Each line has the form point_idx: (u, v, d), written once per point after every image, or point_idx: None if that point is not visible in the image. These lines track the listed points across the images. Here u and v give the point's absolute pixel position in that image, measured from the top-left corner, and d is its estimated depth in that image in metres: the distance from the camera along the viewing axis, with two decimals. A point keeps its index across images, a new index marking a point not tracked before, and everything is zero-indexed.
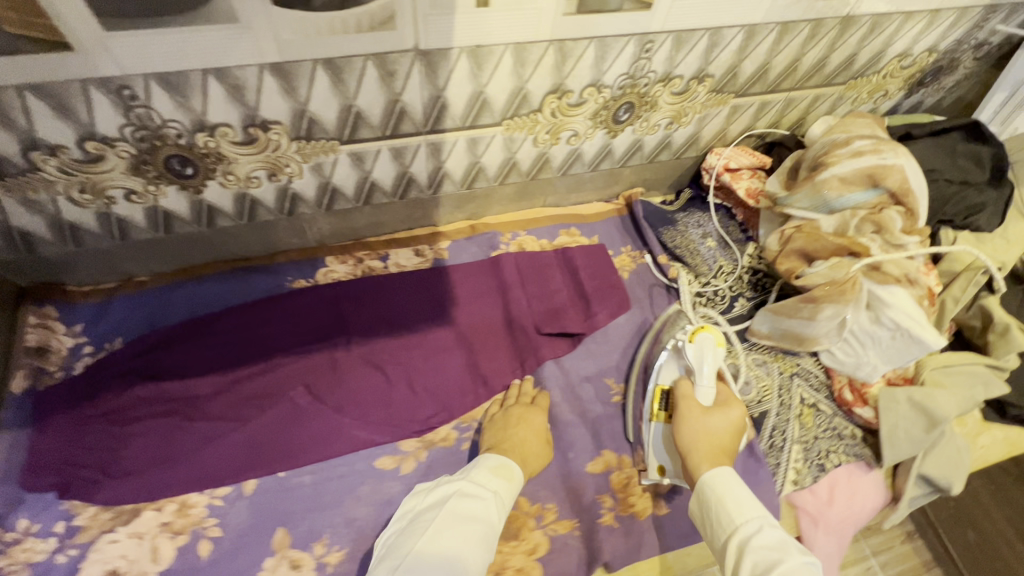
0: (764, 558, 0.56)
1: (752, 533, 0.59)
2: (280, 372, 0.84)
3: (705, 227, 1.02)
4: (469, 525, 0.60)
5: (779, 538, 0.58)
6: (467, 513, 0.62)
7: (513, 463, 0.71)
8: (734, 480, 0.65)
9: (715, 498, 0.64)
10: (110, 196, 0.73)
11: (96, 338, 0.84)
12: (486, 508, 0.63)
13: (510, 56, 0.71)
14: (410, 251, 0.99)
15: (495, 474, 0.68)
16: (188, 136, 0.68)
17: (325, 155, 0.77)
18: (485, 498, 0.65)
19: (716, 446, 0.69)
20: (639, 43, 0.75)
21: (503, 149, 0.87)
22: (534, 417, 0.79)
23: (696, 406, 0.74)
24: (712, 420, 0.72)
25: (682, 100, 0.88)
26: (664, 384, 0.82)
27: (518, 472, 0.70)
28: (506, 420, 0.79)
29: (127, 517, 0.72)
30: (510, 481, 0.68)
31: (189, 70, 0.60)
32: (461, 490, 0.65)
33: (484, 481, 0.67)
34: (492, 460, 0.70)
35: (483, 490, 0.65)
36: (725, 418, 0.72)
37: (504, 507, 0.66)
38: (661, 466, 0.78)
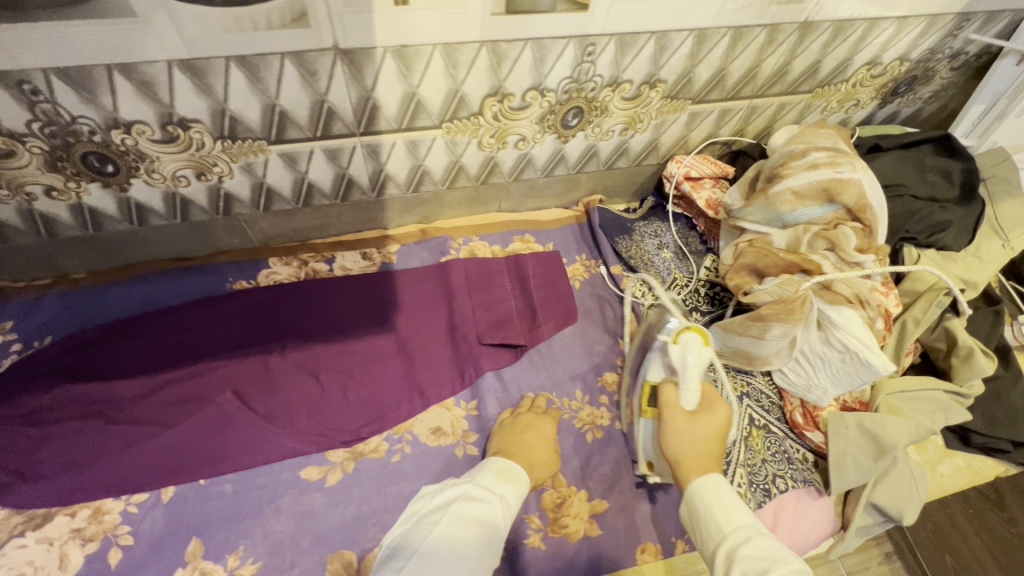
0: (753, 566, 0.49)
1: (742, 542, 0.52)
2: (209, 376, 0.81)
3: (662, 237, 1.00)
4: (478, 528, 0.60)
5: (770, 546, 0.51)
6: (475, 516, 0.61)
7: (521, 471, 0.70)
8: (724, 487, 0.58)
9: (701, 506, 0.57)
10: (29, 191, 0.71)
11: (25, 335, 0.82)
12: (494, 511, 0.63)
13: (440, 57, 0.68)
14: (358, 254, 0.97)
15: (501, 477, 0.68)
16: (103, 133, 0.65)
17: (254, 155, 0.75)
18: (493, 500, 0.64)
19: (704, 454, 0.61)
20: (580, 45, 0.71)
21: (447, 152, 0.84)
22: (545, 425, 0.80)
23: (678, 411, 0.65)
24: (698, 426, 0.63)
25: (635, 105, 0.85)
26: (651, 381, 0.75)
27: (524, 476, 0.70)
28: (512, 426, 0.79)
29: (39, 522, 0.70)
30: (517, 484, 0.68)
31: (91, 65, 0.57)
32: (467, 492, 0.64)
33: (491, 484, 0.66)
34: (498, 463, 0.70)
35: (490, 493, 0.65)
36: (710, 423, 0.63)
37: (512, 511, 0.66)
38: (650, 462, 0.77)
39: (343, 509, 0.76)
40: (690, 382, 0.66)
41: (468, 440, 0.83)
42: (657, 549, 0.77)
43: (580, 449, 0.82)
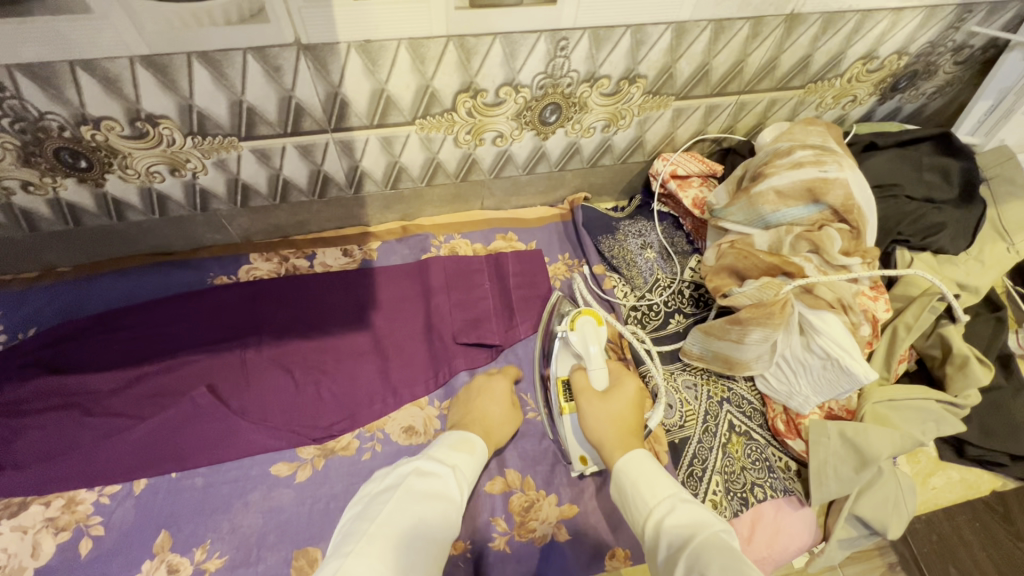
0: (678, 534, 0.52)
1: (666, 512, 0.56)
2: (183, 370, 0.82)
3: (646, 237, 0.97)
4: (434, 503, 0.58)
5: (690, 512, 0.55)
6: (430, 492, 0.59)
7: (477, 439, 0.70)
8: (649, 460, 0.63)
9: (629, 483, 0.61)
10: (6, 186, 0.72)
11: (11, 326, 0.84)
12: (449, 485, 0.61)
13: (407, 52, 0.67)
14: (339, 250, 0.96)
15: (456, 449, 0.67)
16: (73, 129, 0.66)
17: (227, 152, 0.75)
18: (448, 474, 0.62)
19: (621, 427, 0.69)
20: (552, 40, 0.70)
21: (422, 149, 0.83)
22: (496, 388, 0.81)
23: (591, 394, 0.73)
24: (612, 402, 0.72)
25: (615, 101, 0.83)
26: (561, 376, 0.79)
27: (480, 445, 0.69)
28: (469, 393, 0.81)
29: (14, 510, 0.72)
30: (472, 455, 0.67)
31: (54, 62, 0.58)
32: (421, 467, 0.62)
33: (445, 458, 0.65)
34: (454, 436, 0.69)
35: (445, 466, 0.63)
36: (620, 398, 0.72)
37: (468, 483, 0.64)
38: (583, 456, 0.76)
39: (311, 506, 0.76)
40: (597, 364, 0.75)
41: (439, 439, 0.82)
42: (626, 554, 0.75)
43: (552, 451, 0.81)
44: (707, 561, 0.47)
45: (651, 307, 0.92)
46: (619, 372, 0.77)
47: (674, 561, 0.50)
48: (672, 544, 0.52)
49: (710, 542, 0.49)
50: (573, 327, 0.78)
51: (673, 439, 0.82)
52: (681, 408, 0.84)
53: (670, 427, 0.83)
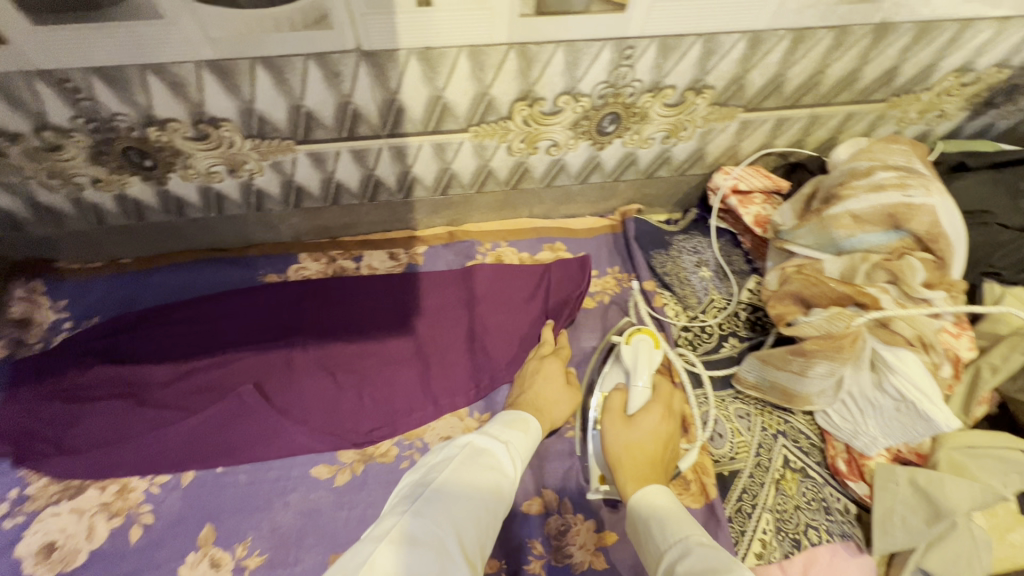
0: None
1: (680, 556, 0.49)
2: (233, 367, 0.84)
3: (702, 254, 0.92)
4: (490, 475, 0.55)
5: (705, 556, 0.48)
6: (485, 465, 0.55)
7: (533, 419, 0.66)
8: (664, 496, 0.57)
9: (643, 522, 0.56)
10: (78, 182, 0.75)
11: (77, 314, 0.88)
12: (504, 461, 0.58)
13: (466, 60, 0.65)
14: (386, 253, 0.96)
15: (512, 425, 0.63)
16: (140, 130, 0.68)
17: (283, 154, 0.75)
18: (503, 450, 0.59)
19: (639, 459, 0.62)
20: (617, 48, 0.67)
21: (475, 156, 0.82)
22: (548, 367, 0.77)
23: (617, 418, 0.68)
24: (634, 430, 0.65)
25: (679, 112, 0.79)
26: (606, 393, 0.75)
27: (535, 425, 0.65)
28: (524, 375, 0.78)
29: (74, 492, 0.75)
30: (526, 434, 0.63)
31: (127, 66, 0.59)
32: (475, 440, 0.58)
33: (499, 434, 0.60)
34: (509, 414, 0.66)
35: (499, 442, 0.59)
36: (647, 428, 0.65)
37: (522, 462, 0.60)
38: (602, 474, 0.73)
39: (348, 512, 0.75)
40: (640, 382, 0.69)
41: None
42: None
43: (577, 471, 0.78)
44: None
45: (704, 329, 0.86)
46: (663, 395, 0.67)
47: None
48: None
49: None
50: (628, 342, 0.73)
51: (722, 471, 0.77)
52: (732, 438, 0.79)
53: (719, 458, 0.77)
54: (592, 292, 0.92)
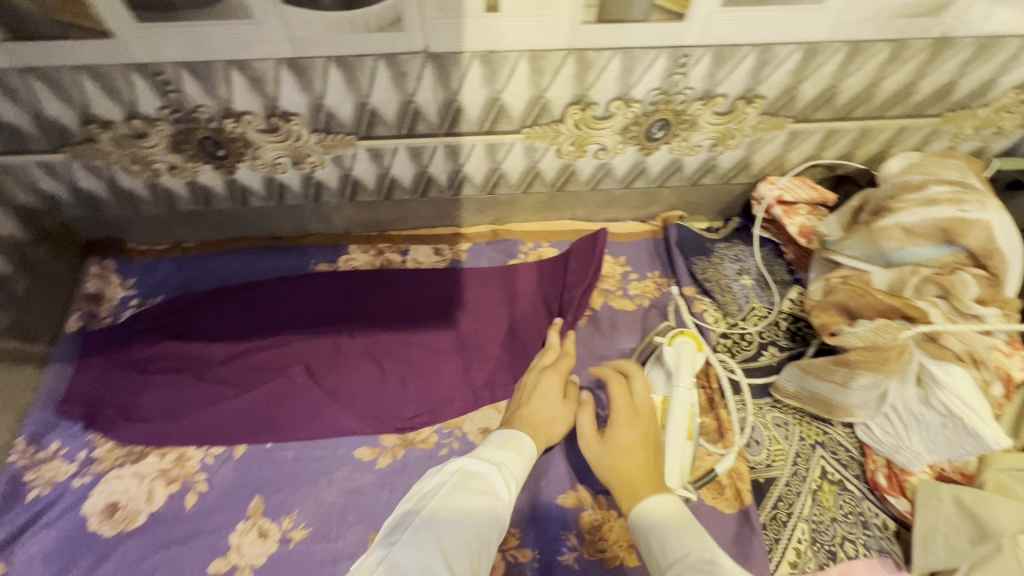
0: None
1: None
2: (285, 349, 0.88)
3: (743, 262, 0.93)
4: (480, 498, 0.57)
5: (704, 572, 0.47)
6: (475, 488, 0.57)
7: (526, 437, 0.67)
8: (662, 512, 0.56)
9: (646, 539, 0.55)
10: (155, 168, 0.80)
11: (143, 293, 0.93)
12: (496, 483, 0.59)
13: (526, 63, 0.68)
14: (431, 249, 0.99)
15: (504, 447, 0.65)
16: (218, 121, 0.72)
17: (345, 149, 0.79)
18: (493, 473, 0.60)
19: (618, 474, 0.62)
20: (672, 57, 0.68)
21: (525, 157, 0.84)
22: (544, 384, 0.76)
23: (591, 439, 0.68)
24: (605, 448, 0.65)
25: (728, 120, 0.80)
26: None
27: (529, 445, 0.67)
28: (522, 392, 0.77)
29: (136, 457, 0.80)
30: (519, 453, 0.65)
31: (214, 61, 0.64)
32: (465, 465, 0.60)
33: (489, 457, 0.62)
34: (502, 435, 0.67)
35: (490, 464, 0.61)
36: (614, 443, 0.65)
37: (515, 483, 0.62)
38: None
39: (389, 494, 0.78)
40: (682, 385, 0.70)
41: None
42: None
43: None
44: None
45: (743, 336, 0.86)
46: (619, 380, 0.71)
47: None
48: None
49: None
50: (670, 343, 0.74)
51: (758, 478, 0.77)
52: (769, 446, 0.79)
53: (756, 465, 0.78)
54: (632, 295, 0.93)
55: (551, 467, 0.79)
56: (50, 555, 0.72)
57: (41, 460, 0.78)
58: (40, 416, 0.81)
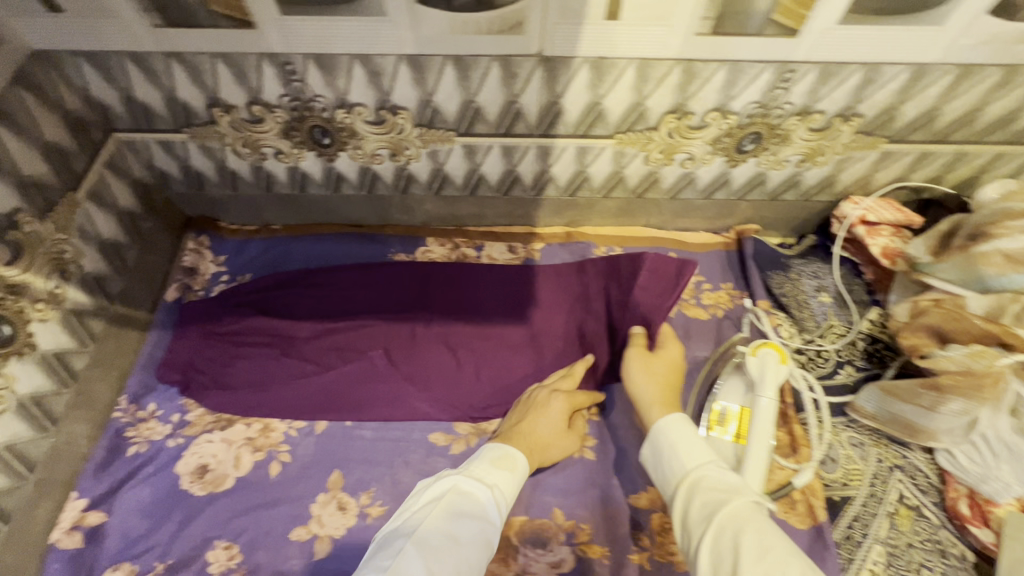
0: (712, 496, 0.55)
1: (704, 477, 0.58)
2: (366, 332, 0.92)
3: (822, 280, 0.92)
4: (473, 524, 0.57)
5: (729, 479, 0.57)
6: (465, 511, 0.58)
7: (517, 454, 0.68)
8: (688, 425, 0.65)
9: (667, 445, 0.63)
10: (263, 152, 0.85)
11: (233, 270, 0.98)
12: (487, 505, 0.60)
13: (633, 71, 0.70)
14: (505, 246, 1.02)
15: (495, 465, 0.65)
16: (331, 111, 0.76)
17: (441, 144, 0.83)
18: (485, 493, 0.61)
19: (662, 385, 0.75)
20: (778, 71, 0.69)
21: (612, 162, 0.86)
22: (553, 407, 0.78)
23: (640, 355, 0.80)
24: (654, 365, 0.78)
25: (821, 137, 0.80)
26: (724, 401, 0.78)
27: (521, 462, 0.67)
28: (530, 405, 0.80)
29: (224, 424, 0.84)
30: (512, 473, 0.65)
31: (340, 54, 0.68)
32: (458, 486, 0.60)
33: (484, 478, 0.62)
34: (495, 450, 0.67)
35: (484, 488, 0.61)
36: (666, 360, 0.79)
37: (506, 504, 0.62)
38: None
39: None
40: (765, 394, 0.71)
41: (584, 443, 0.83)
42: None
43: None
44: (748, 527, 0.50)
45: (820, 353, 0.86)
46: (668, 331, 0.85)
47: (705, 517, 0.53)
48: (708, 503, 0.54)
49: (746, 507, 0.52)
50: (753, 353, 0.74)
51: (832, 496, 0.76)
52: (845, 465, 0.78)
53: (830, 482, 0.77)
54: (706, 305, 0.93)
55: (624, 467, 0.81)
56: (146, 508, 0.77)
57: (139, 419, 0.82)
58: (141, 378, 0.86)
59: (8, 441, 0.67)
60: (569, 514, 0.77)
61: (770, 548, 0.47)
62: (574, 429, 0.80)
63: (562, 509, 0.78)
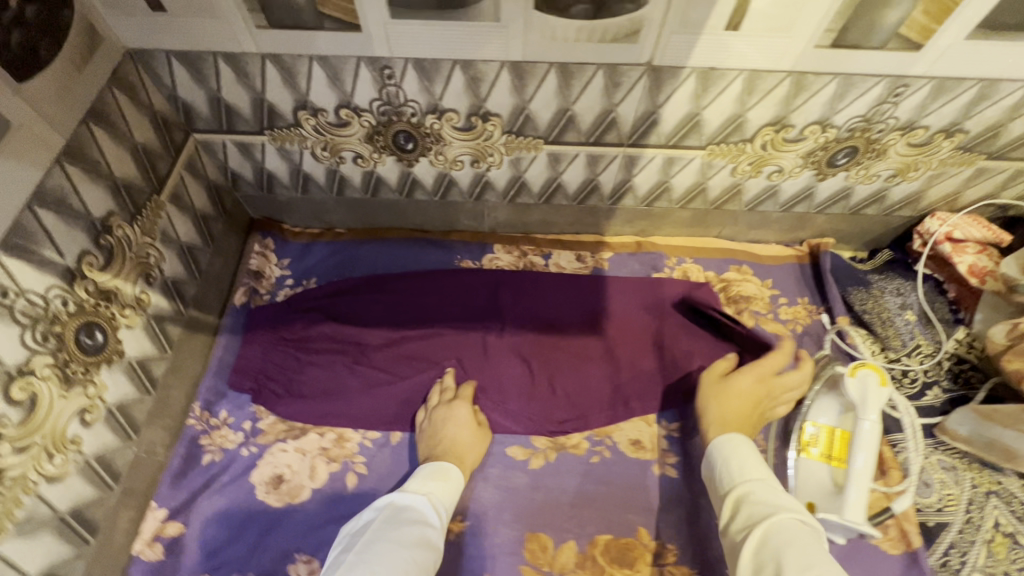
0: (758, 510, 0.57)
1: (750, 490, 0.60)
2: (437, 341, 0.90)
3: (906, 297, 0.90)
4: (412, 528, 0.63)
5: (773, 493, 0.59)
6: (406, 519, 0.64)
7: (449, 466, 0.74)
8: (744, 443, 0.67)
9: (719, 462, 0.66)
10: (342, 156, 0.83)
11: (298, 274, 0.96)
12: (425, 511, 0.66)
13: (741, 82, 0.68)
14: (573, 255, 1.00)
15: (430, 477, 0.72)
16: (420, 116, 0.74)
17: (526, 152, 0.81)
18: (422, 501, 0.67)
19: (726, 412, 0.74)
20: (890, 86, 0.67)
21: (698, 173, 0.84)
22: (460, 416, 0.80)
23: (712, 379, 0.79)
24: (725, 391, 0.76)
25: (919, 153, 0.78)
26: (815, 421, 0.77)
27: (452, 472, 0.73)
28: (432, 425, 0.80)
29: (297, 433, 0.82)
30: (446, 481, 0.72)
31: (443, 59, 0.66)
32: (395, 500, 0.67)
33: (417, 488, 0.69)
34: (429, 466, 0.74)
35: (419, 496, 0.67)
36: (740, 388, 0.76)
37: (444, 508, 0.69)
38: (810, 502, 0.72)
39: (543, 497, 0.79)
40: (868, 418, 0.69)
41: (666, 460, 0.81)
42: None
43: None
44: (784, 539, 0.52)
45: (907, 373, 0.85)
46: (790, 347, 0.81)
47: (748, 529, 0.56)
48: (751, 515, 0.57)
49: (789, 522, 0.54)
50: (851, 373, 0.72)
51: (927, 521, 0.75)
52: (939, 490, 0.77)
53: (925, 507, 0.76)
54: (784, 320, 0.92)
55: None
56: (223, 519, 0.75)
57: (212, 426, 0.81)
58: (212, 384, 0.84)
59: (98, 452, 0.65)
60: (656, 534, 0.76)
61: (812, 561, 0.48)
62: (484, 426, 0.83)
63: (647, 529, 0.77)
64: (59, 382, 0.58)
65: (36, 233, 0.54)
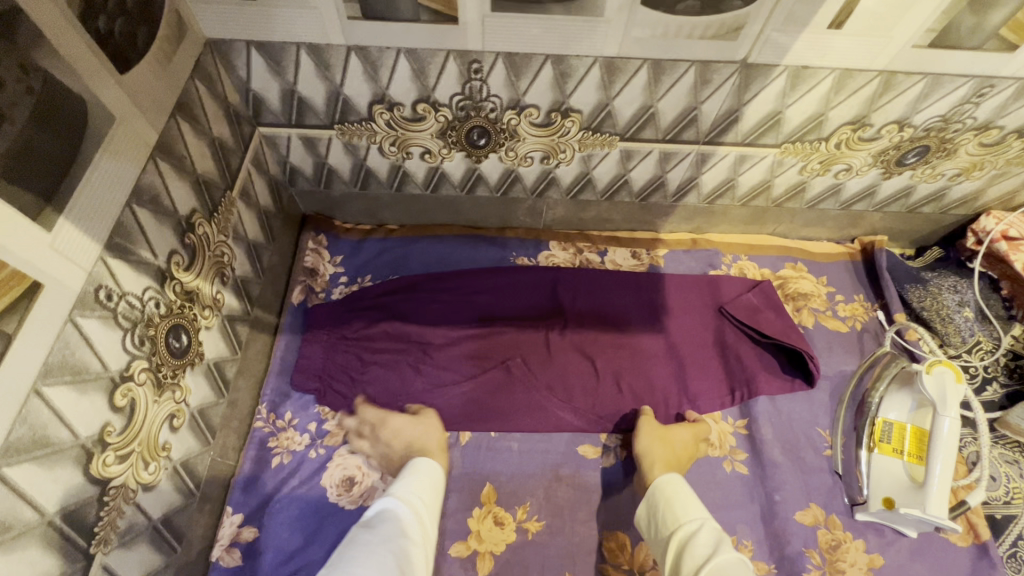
0: (700, 551, 0.56)
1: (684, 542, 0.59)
2: (497, 341, 0.86)
3: (964, 294, 0.92)
4: (387, 525, 0.59)
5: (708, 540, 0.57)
6: (377, 521, 0.60)
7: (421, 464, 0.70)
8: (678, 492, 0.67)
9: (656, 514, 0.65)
10: (409, 152, 0.81)
11: (352, 271, 0.94)
12: (400, 508, 0.62)
13: (832, 81, 0.68)
14: (628, 252, 0.99)
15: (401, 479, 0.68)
16: (499, 112, 0.73)
17: (600, 149, 0.79)
18: (394, 501, 0.63)
19: (671, 457, 0.74)
20: (976, 86, 0.68)
21: (766, 171, 0.84)
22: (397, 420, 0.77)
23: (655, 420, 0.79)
24: (671, 436, 0.77)
25: (988, 152, 0.79)
26: (885, 418, 0.80)
27: (426, 469, 0.70)
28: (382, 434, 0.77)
29: None
30: (420, 473, 0.68)
31: (535, 55, 0.65)
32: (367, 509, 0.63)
33: (389, 491, 0.65)
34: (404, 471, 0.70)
35: (389, 497, 0.63)
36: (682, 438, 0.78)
37: (423, 502, 0.64)
38: (887, 498, 0.74)
39: (617, 497, 0.79)
40: (948, 415, 0.71)
41: (736, 457, 0.81)
42: None
43: (841, 489, 0.79)
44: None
45: (968, 369, 0.88)
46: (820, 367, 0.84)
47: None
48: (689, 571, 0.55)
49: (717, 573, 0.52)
50: (928, 371, 0.74)
51: (995, 514, 0.77)
52: (1005, 483, 0.79)
53: (992, 500, 0.78)
54: (843, 317, 0.93)
55: (785, 483, 0.79)
56: (297, 522, 0.73)
57: (279, 428, 0.80)
58: (276, 385, 0.83)
59: (184, 458, 0.64)
60: (731, 530, 0.76)
61: None
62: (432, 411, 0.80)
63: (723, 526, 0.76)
64: (152, 386, 0.56)
65: (135, 232, 0.52)
